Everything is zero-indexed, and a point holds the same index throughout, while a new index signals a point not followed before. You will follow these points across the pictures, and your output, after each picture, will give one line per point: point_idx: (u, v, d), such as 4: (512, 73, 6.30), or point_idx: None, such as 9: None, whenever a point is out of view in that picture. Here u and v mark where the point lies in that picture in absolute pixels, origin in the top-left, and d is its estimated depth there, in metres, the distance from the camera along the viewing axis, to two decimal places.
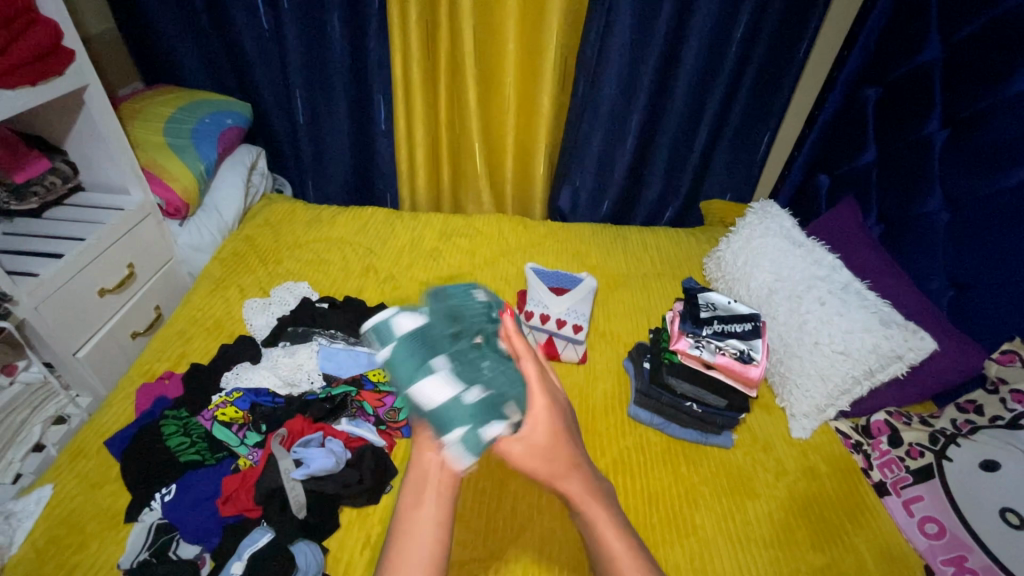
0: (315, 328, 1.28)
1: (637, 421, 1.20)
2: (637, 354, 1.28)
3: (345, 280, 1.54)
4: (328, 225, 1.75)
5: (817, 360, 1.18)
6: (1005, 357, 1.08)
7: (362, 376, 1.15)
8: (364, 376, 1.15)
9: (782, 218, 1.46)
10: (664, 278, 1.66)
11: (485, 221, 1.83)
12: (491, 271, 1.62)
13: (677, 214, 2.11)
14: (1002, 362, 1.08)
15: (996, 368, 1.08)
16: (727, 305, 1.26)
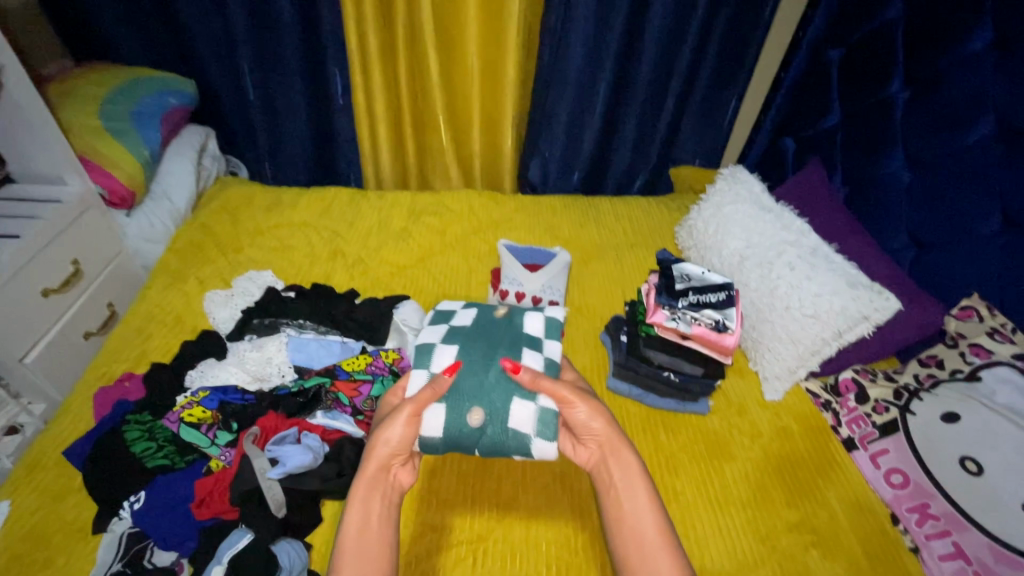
0: (282, 319, 1.23)
1: (616, 393, 1.21)
2: (615, 328, 1.27)
3: (311, 266, 1.47)
4: (289, 208, 1.66)
5: (788, 325, 1.21)
6: (963, 312, 1.12)
7: (335, 366, 1.11)
8: (337, 367, 1.11)
9: (752, 183, 1.46)
10: (637, 248, 1.65)
11: (454, 197, 1.78)
12: (463, 249, 1.58)
13: (647, 182, 2.09)
14: (961, 317, 1.12)
15: (955, 323, 1.12)
16: (701, 274, 1.18)
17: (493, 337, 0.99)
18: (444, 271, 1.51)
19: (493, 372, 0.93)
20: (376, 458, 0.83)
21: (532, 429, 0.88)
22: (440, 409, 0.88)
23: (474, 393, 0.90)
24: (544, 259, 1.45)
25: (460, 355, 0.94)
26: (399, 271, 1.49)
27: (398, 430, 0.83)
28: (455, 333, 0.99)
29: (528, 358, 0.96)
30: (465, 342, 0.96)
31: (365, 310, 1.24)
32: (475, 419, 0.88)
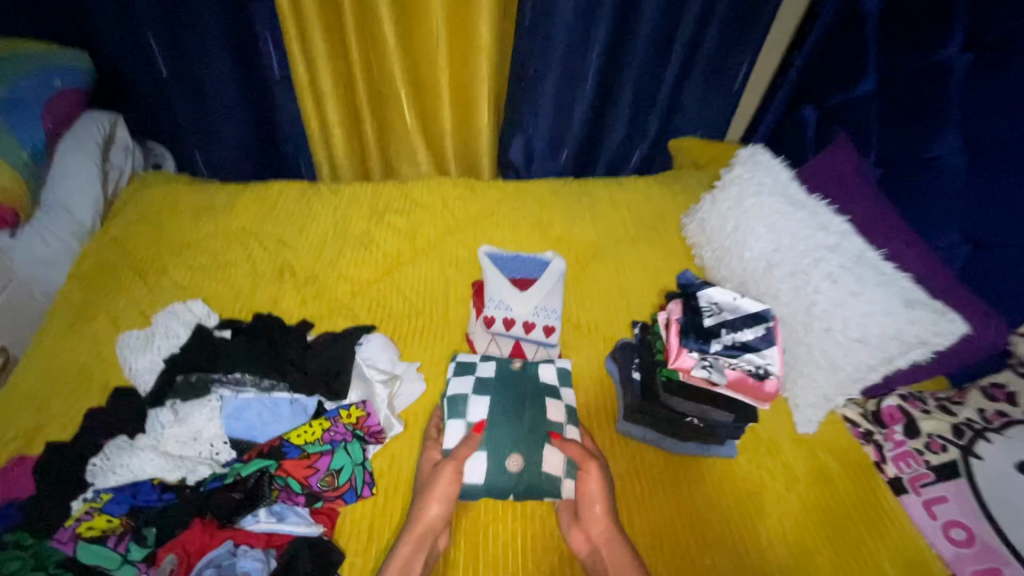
0: (212, 374, 0.97)
1: (627, 436, 1.03)
2: (624, 361, 1.07)
3: (254, 290, 1.22)
4: (224, 212, 1.38)
5: (827, 349, 1.02)
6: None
7: (281, 441, 0.89)
8: (283, 439, 0.90)
9: (778, 170, 1.23)
10: (639, 244, 1.42)
11: (424, 189, 1.51)
12: (438, 256, 1.34)
13: (645, 157, 1.84)
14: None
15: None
16: (732, 303, 0.93)
17: (519, 388, 1.01)
18: (417, 286, 1.26)
19: (523, 421, 0.96)
20: (418, 525, 0.81)
21: (561, 470, 0.92)
22: (481, 457, 0.91)
23: (507, 437, 0.93)
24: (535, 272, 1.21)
25: (490, 404, 0.97)
26: (361, 290, 1.24)
27: (444, 485, 0.84)
28: (484, 382, 1.02)
29: (552, 406, 0.99)
30: (495, 394, 0.99)
31: (316, 357, 1.01)
32: (513, 462, 0.90)
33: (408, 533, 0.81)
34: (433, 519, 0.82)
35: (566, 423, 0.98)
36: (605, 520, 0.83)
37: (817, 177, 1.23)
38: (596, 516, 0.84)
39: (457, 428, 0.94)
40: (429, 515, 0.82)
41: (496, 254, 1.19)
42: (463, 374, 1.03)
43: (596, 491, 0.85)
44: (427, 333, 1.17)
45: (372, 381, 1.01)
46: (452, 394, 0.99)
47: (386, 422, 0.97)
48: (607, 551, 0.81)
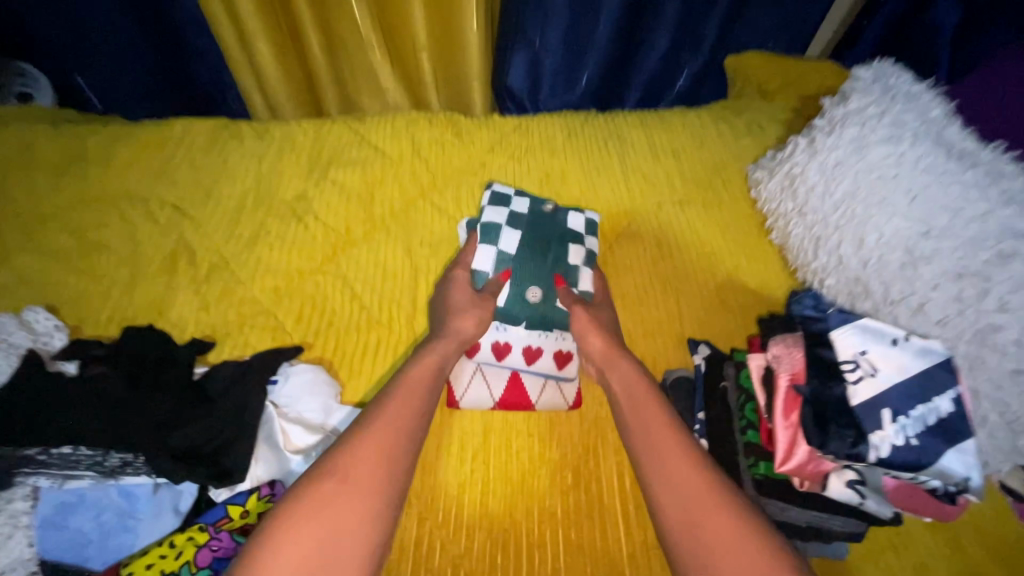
0: (24, 446, 0.59)
1: None
2: (678, 412, 0.69)
3: (131, 287, 0.84)
4: (99, 167, 0.97)
5: (1008, 405, 0.63)
6: None
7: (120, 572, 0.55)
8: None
9: (927, 104, 0.78)
10: (690, 210, 1.00)
11: (388, 130, 1.07)
12: (402, 228, 0.93)
13: (694, 81, 1.36)
14: None
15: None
16: (891, 344, 0.51)
17: (541, 228, 0.90)
18: (371, 278, 0.87)
19: (547, 254, 0.88)
20: (401, 396, 0.61)
21: (570, 305, 0.84)
22: (505, 284, 0.84)
23: (528, 266, 0.86)
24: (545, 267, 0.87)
25: (517, 245, 0.88)
26: (289, 285, 0.85)
27: (479, 324, 0.77)
28: (519, 218, 0.90)
29: (575, 249, 0.89)
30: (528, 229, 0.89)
31: (199, 411, 0.65)
32: (533, 296, 0.83)
33: (380, 402, 0.60)
34: (433, 384, 0.65)
35: (579, 273, 0.87)
36: (661, 410, 0.62)
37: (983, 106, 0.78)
38: (615, 366, 0.70)
39: (487, 256, 0.86)
40: (425, 378, 0.65)
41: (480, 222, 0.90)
42: (494, 227, 0.88)
43: (591, 327, 0.76)
44: (383, 354, 0.79)
45: (285, 452, 0.65)
46: (481, 242, 0.87)
47: None
48: (653, 427, 0.59)
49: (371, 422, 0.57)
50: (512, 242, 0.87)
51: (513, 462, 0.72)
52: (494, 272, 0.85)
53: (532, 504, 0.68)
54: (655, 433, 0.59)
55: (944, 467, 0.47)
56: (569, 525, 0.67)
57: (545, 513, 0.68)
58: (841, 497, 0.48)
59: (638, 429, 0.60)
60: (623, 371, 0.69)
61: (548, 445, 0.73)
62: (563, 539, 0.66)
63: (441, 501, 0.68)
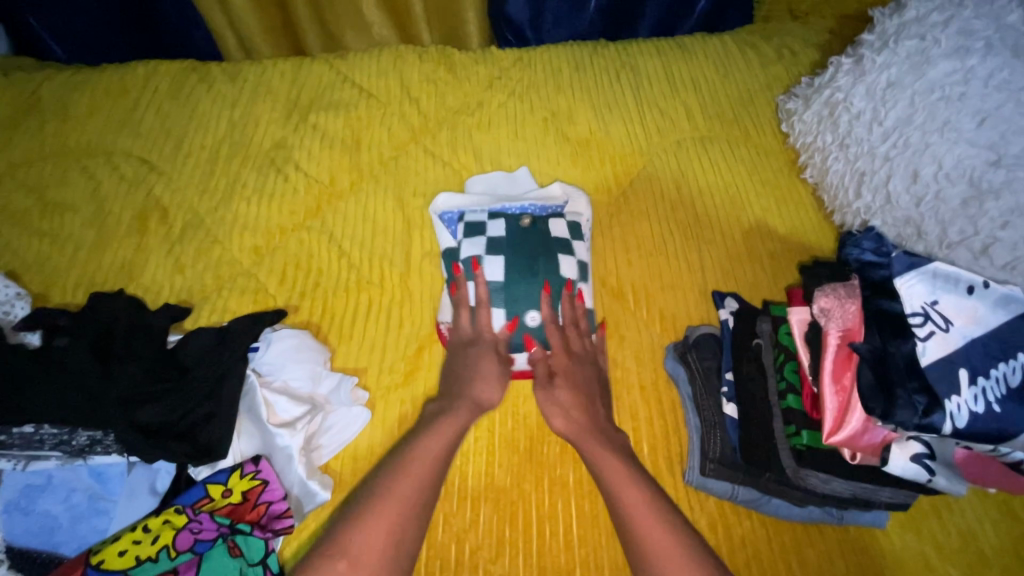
0: None
1: (705, 492, 0.61)
2: (704, 373, 0.63)
3: (98, 249, 0.77)
4: (56, 116, 0.88)
5: None
6: None
7: (87, 566, 0.50)
8: (90, 564, 0.50)
9: (1003, 8, 0.66)
10: (714, 148, 0.89)
11: (375, 66, 0.96)
12: (392, 177, 0.84)
13: (716, 3, 1.20)
14: None
15: None
16: (967, 293, 0.42)
17: (523, 244, 0.71)
18: (359, 233, 0.79)
19: (538, 278, 0.69)
20: (417, 458, 0.57)
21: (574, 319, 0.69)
22: (501, 308, 0.68)
23: (521, 294, 0.68)
24: (538, 283, 0.69)
25: (505, 257, 0.70)
26: (270, 244, 0.78)
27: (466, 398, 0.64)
28: (495, 242, 0.71)
29: (566, 259, 0.70)
30: (507, 256, 0.70)
31: (173, 383, 0.60)
32: (533, 318, 0.68)
33: (397, 466, 0.56)
34: (452, 440, 0.59)
35: (579, 280, 0.71)
36: (644, 499, 0.54)
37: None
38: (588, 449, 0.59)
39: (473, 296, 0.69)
40: (441, 438, 0.59)
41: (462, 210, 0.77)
42: (474, 232, 0.73)
43: (551, 398, 0.63)
44: (375, 315, 0.72)
45: (270, 426, 0.60)
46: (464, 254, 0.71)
47: (301, 492, 0.58)
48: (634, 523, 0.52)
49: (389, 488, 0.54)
50: (499, 250, 0.70)
51: (522, 429, 0.66)
52: (486, 300, 0.69)
53: (542, 474, 0.63)
54: (640, 541, 0.51)
55: None
56: (583, 496, 0.62)
57: (554, 483, 0.62)
58: (906, 473, 0.42)
59: (625, 525, 0.53)
60: (597, 456, 0.58)
61: None
62: (577, 511, 0.61)
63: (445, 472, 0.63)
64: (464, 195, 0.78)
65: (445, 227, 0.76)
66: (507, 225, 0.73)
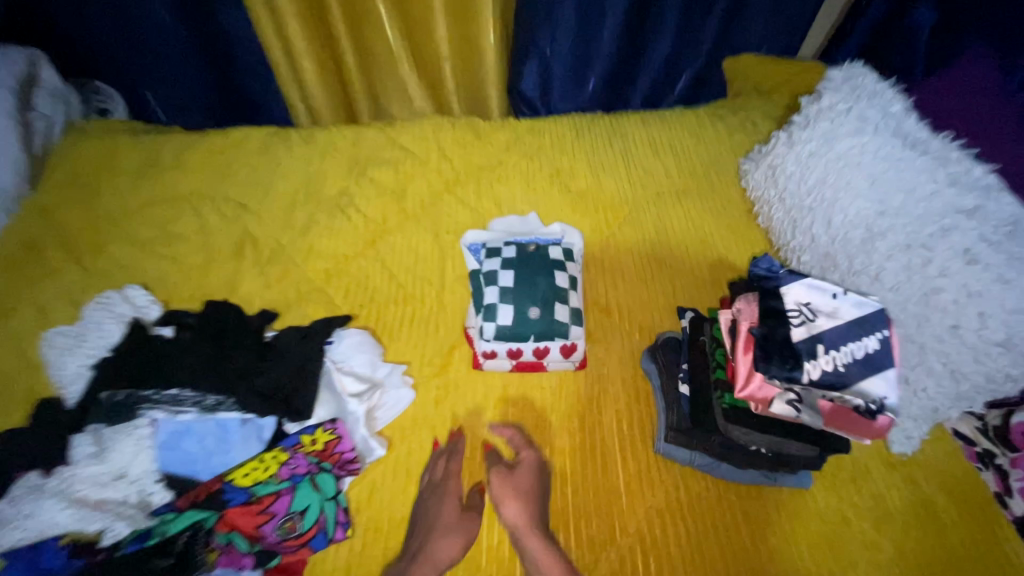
0: (145, 389, 0.77)
1: (670, 459, 0.81)
2: (667, 365, 0.83)
3: (206, 270, 1.00)
4: (172, 170, 1.14)
5: (948, 352, 0.75)
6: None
7: (224, 481, 0.72)
8: (224, 480, 0.72)
9: (889, 101, 0.90)
10: (686, 200, 1.12)
11: (418, 133, 1.22)
12: (431, 219, 1.08)
13: (692, 83, 1.47)
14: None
15: None
16: (834, 298, 0.63)
17: (529, 262, 0.87)
18: (405, 261, 1.02)
19: (539, 285, 0.84)
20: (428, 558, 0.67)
21: (567, 317, 0.84)
22: (509, 306, 0.83)
23: (526, 295, 0.84)
24: (540, 288, 0.84)
25: (515, 269, 0.86)
26: (337, 268, 1.01)
27: (447, 516, 0.73)
28: (507, 259, 0.88)
29: (561, 273, 0.87)
30: (517, 268, 0.86)
31: (273, 364, 0.81)
32: (533, 312, 0.83)
33: (400, 568, 0.67)
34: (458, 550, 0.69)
35: (571, 290, 0.87)
36: None
37: (947, 103, 0.88)
38: (534, 548, 0.69)
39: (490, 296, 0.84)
40: (449, 549, 0.69)
41: (484, 242, 0.96)
42: (492, 253, 0.90)
43: (509, 489, 0.74)
44: (417, 323, 0.94)
45: (344, 396, 0.81)
46: (484, 269, 0.88)
47: (364, 447, 0.78)
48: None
49: None
50: (510, 265, 0.86)
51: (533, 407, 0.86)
52: (499, 299, 0.83)
53: (545, 442, 0.82)
54: None
55: (861, 386, 0.59)
56: (575, 458, 0.81)
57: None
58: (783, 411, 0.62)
59: None
60: (542, 557, 0.67)
61: (560, 392, 0.87)
62: (571, 470, 0.80)
63: (472, 439, 0.82)
64: (487, 231, 1.01)
65: (472, 254, 0.94)
66: (517, 248, 0.90)
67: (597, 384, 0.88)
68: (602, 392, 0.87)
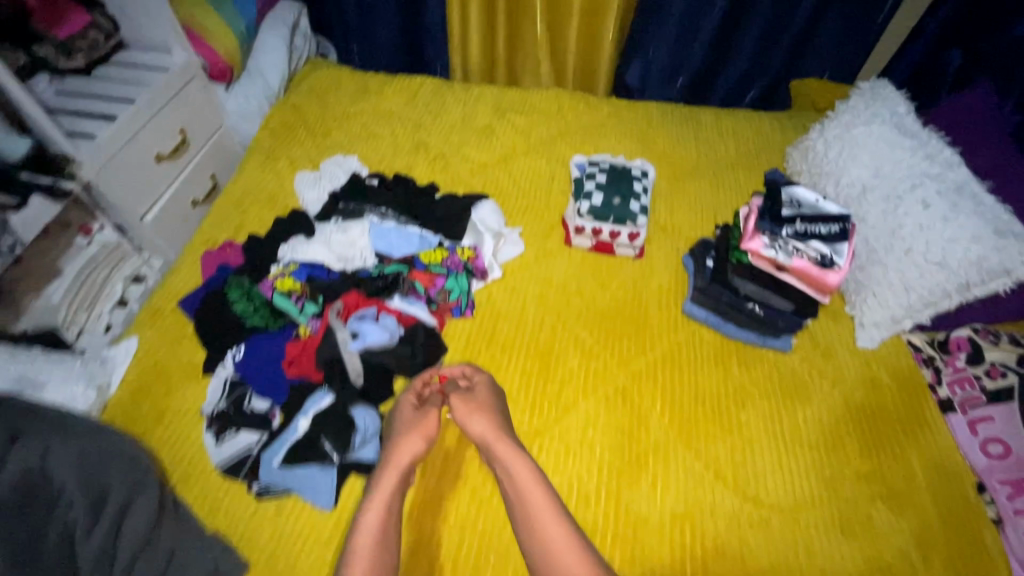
0: (367, 206, 1.27)
1: (691, 318, 1.16)
2: (701, 252, 1.22)
3: (393, 157, 1.47)
4: (374, 95, 1.63)
5: (904, 270, 1.07)
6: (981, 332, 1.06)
7: (413, 257, 1.19)
8: (414, 257, 1.20)
9: (896, 104, 1.23)
10: (738, 170, 1.48)
11: (544, 96, 1.66)
12: (547, 152, 1.50)
13: (762, 95, 1.84)
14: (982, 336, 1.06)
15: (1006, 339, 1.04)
16: (812, 203, 1.16)
17: (618, 174, 1.31)
18: (526, 174, 1.44)
19: (621, 187, 1.28)
20: (398, 458, 0.86)
21: (638, 210, 1.24)
22: (601, 195, 1.26)
23: (613, 191, 1.27)
24: (620, 190, 1.27)
25: (608, 176, 1.30)
26: (479, 170, 1.45)
27: (408, 421, 0.92)
28: (603, 170, 1.32)
29: (638, 184, 1.29)
30: (609, 175, 1.30)
31: (441, 207, 1.28)
32: (616, 201, 1.24)
33: (384, 467, 0.86)
34: (421, 447, 0.88)
35: (643, 195, 1.29)
36: (543, 496, 0.83)
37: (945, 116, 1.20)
38: (502, 453, 0.87)
39: (589, 188, 1.28)
40: (409, 451, 0.87)
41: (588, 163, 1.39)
42: (593, 166, 1.34)
43: (468, 409, 0.92)
44: (531, 210, 1.35)
45: (483, 232, 1.24)
46: (585, 175, 1.32)
47: (489, 266, 1.20)
48: (544, 533, 0.80)
49: (380, 484, 0.84)
50: (606, 174, 1.31)
51: (602, 271, 1.24)
52: (595, 190, 1.27)
53: (605, 291, 1.21)
54: (540, 526, 0.81)
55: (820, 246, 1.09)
56: (620, 305, 1.18)
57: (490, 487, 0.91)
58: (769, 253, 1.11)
59: (528, 517, 0.82)
60: (511, 462, 0.86)
61: (621, 269, 1.25)
62: (619, 309, 1.17)
63: (559, 281, 1.22)
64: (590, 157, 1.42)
65: (577, 169, 1.37)
66: (611, 165, 1.34)
67: (648, 268, 1.25)
68: (650, 274, 1.24)
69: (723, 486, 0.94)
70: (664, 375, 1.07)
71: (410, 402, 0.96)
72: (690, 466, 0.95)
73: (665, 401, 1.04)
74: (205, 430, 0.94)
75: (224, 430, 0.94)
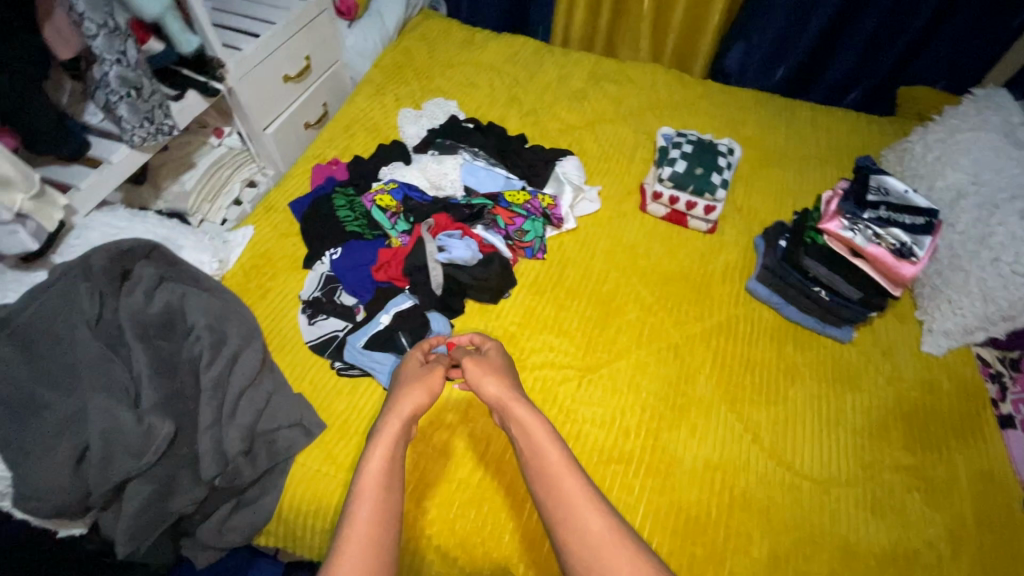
0: (461, 144, 1.39)
1: (753, 295, 1.20)
2: (775, 234, 1.25)
3: (489, 107, 1.55)
4: (478, 49, 1.73)
5: (987, 279, 1.04)
6: None
7: (498, 195, 1.28)
8: (499, 195, 1.29)
9: (1012, 113, 1.19)
10: (827, 165, 1.46)
11: (640, 69, 1.70)
12: (635, 121, 1.54)
13: (864, 97, 1.78)
14: None
15: None
16: (901, 194, 1.14)
17: (704, 147, 1.34)
18: (612, 139, 1.49)
19: (705, 160, 1.32)
20: (399, 407, 0.71)
21: (719, 184, 1.27)
22: (684, 163, 1.30)
23: (697, 161, 1.31)
24: (704, 164, 1.31)
25: (694, 147, 1.34)
26: (567, 130, 1.51)
27: (413, 376, 0.79)
28: (689, 142, 1.36)
29: (723, 159, 1.32)
30: (696, 147, 1.34)
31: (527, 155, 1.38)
32: (699, 171, 1.28)
33: (383, 420, 0.70)
34: (425, 399, 0.74)
35: (726, 170, 1.31)
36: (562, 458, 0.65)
37: None
38: (517, 412, 0.71)
39: (675, 155, 1.32)
40: (412, 402, 0.72)
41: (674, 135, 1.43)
42: (680, 136, 1.38)
43: (479, 368, 0.78)
44: (611, 173, 1.41)
45: (564, 183, 1.32)
46: (671, 143, 1.36)
47: (565, 215, 1.28)
48: (567, 504, 0.62)
49: (378, 438, 0.68)
50: (693, 145, 1.34)
51: (672, 239, 1.29)
52: (681, 158, 1.30)
53: (672, 256, 1.25)
54: (561, 494, 0.62)
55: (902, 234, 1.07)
56: (685, 272, 1.22)
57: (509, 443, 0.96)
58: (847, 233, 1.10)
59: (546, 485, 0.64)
60: (526, 421, 0.70)
61: (691, 239, 1.29)
62: (683, 275, 1.22)
63: (631, 241, 1.27)
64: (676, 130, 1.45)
65: (662, 138, 1.42)
66: (698, 139, 1.38)
67: (718, 244, 1.28)
68: (718, 248, 1.27)
69: (759, 449, 0.98)
70: (717, 342, 1.11)
71: (418, 360, 0.84)
72: (729, 424, 1.00)
73: (713, 365, 1.08)
74: (300, 311, 1.08)
75: (316, 314, 1.07)
